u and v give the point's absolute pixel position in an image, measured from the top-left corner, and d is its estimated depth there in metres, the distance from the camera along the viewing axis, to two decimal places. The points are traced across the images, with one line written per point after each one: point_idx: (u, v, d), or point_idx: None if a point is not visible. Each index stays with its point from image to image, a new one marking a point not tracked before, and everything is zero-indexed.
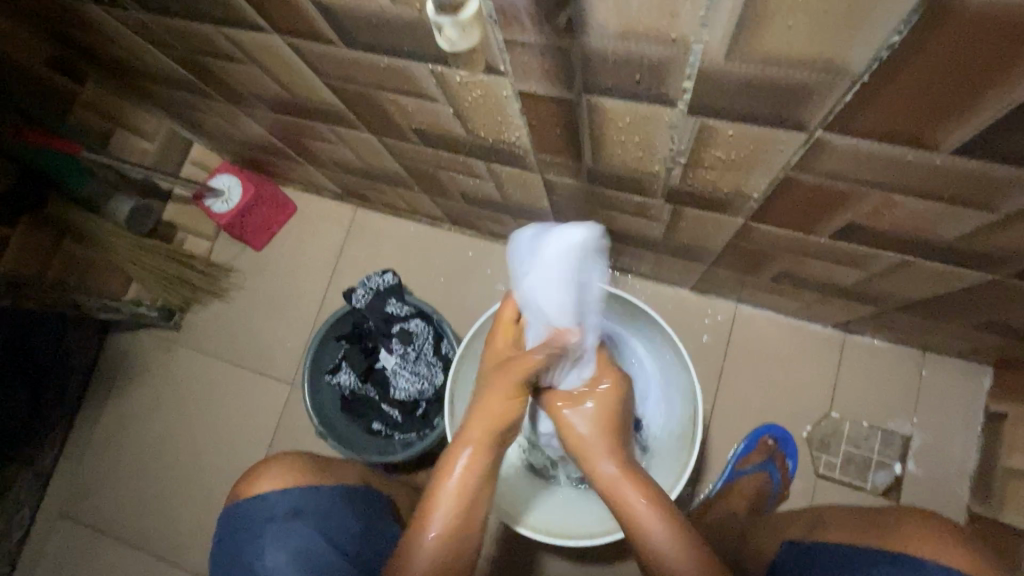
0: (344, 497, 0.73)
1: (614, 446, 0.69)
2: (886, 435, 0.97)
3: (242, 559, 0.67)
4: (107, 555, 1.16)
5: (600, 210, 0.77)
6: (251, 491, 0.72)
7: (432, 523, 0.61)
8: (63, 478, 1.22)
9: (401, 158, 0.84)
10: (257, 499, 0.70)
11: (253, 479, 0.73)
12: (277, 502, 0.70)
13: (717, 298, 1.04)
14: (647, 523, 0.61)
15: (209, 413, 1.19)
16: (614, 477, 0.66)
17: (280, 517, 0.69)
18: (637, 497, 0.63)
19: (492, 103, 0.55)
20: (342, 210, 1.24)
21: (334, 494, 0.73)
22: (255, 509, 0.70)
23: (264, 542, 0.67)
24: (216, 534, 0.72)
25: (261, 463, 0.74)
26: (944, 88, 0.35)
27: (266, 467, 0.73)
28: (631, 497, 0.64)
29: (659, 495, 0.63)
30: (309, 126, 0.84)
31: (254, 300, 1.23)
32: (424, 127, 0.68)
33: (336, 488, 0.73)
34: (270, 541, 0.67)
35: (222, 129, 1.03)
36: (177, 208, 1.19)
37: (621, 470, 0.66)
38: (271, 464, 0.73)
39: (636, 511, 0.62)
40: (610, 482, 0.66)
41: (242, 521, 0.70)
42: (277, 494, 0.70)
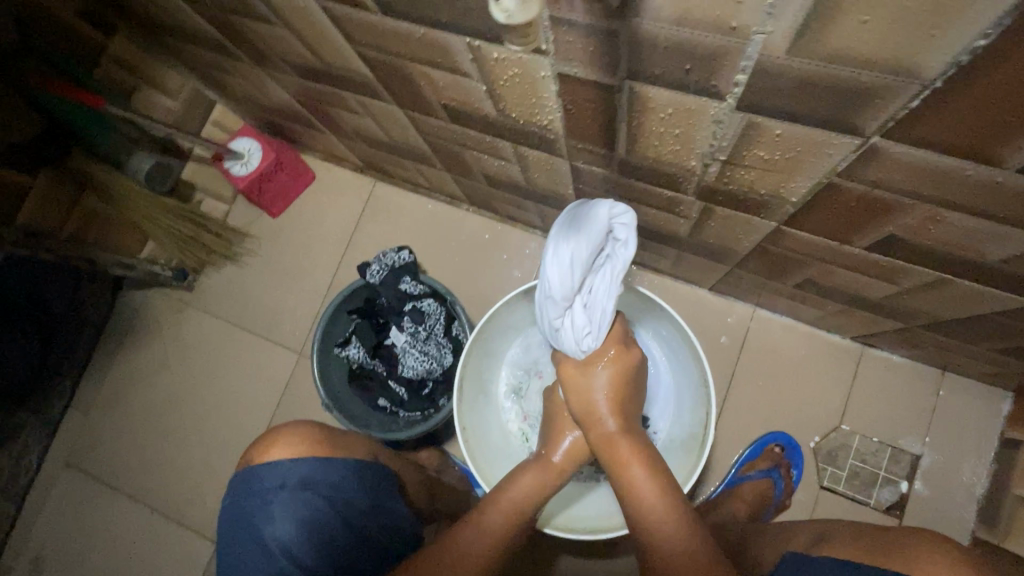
0: (355, 473, 0.72)
1: (620, 407, 0.70)
2: (896, 452, 0.96)
3: (251, 525, 0.68)
4: (110, 505, 1.18)
5: (628, 202, 0.75)
6: (261, 459, 0.71)
7: (485, 517, 0.65)
8: (71, 426, 1.24)
9: (426, 134, 0.82)
10: (271, 466, 0.70)
11: (264, 446, 0.73)
12: (289, 470, 0.70)
13: (735, 300, 1.02)
14: (639, 478, 0.64)
15: (217, 374, 1.20)
16: (614, 441, 0.68)
17: (293, 489, 0.69)
18: (630, 454, 0.66)
19: (529, 83, 0.53)
20: (361, 182, 1.22)
21: (346, 468, 0.72)
22: (266, 475, 0.70)
23: (274, 513, 0.67)
24: (226, 494, 0.72)
25: (273, 431, 0.73)
26: (1020, 103, 0.32)
27: (280, 435, 0.73)
28: (630, 463, 0.65)
29: (650, 453, 0.66)
30: (334, 94, 0.82)
31: (267, 267, 1.23)
32: (454, 103, 0.66)
33: (346, 461, 0.73)
34: (279, 511, 0.68)
35: (246, 91, 1.01)
36: (197, 168, 1.18)
37: (626, 436, 0.68)
38: (284, 433, 0.73)
39: (629, 468, 0.65)
40: (614, 439, 0.68)
41: (253, 488, 0.70)
42: (293, 465, 0.70)
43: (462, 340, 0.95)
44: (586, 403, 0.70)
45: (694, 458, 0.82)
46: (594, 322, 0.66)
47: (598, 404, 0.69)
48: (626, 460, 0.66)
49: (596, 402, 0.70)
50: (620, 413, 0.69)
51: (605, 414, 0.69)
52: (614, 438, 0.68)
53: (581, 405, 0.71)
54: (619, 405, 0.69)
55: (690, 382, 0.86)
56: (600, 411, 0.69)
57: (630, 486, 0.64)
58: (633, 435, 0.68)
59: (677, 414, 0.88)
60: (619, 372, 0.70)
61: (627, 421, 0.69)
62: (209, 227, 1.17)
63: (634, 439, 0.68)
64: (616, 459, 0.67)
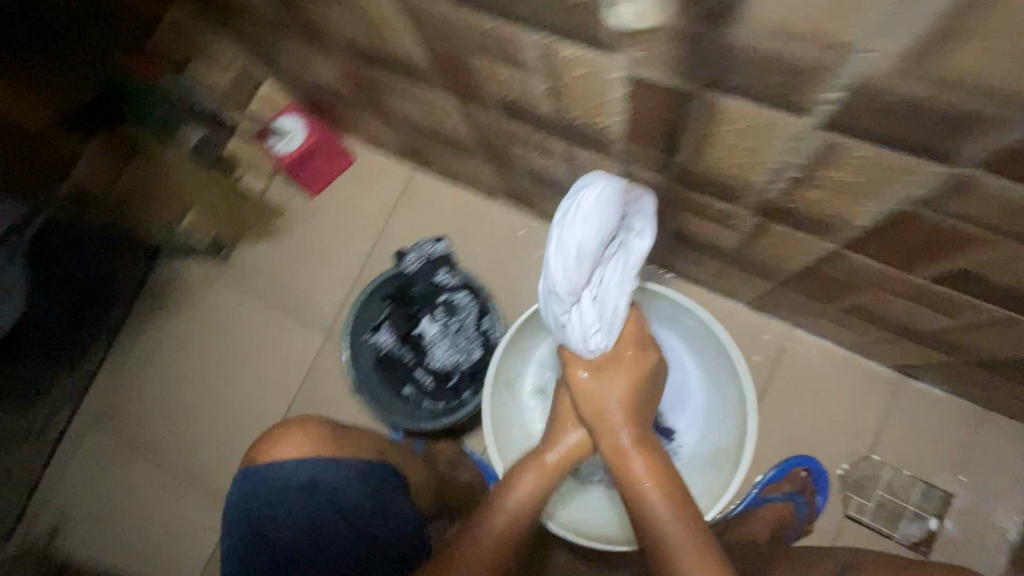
0: (359, 473, 0.73)
1: (631, 415, 0.68)
2: (927, 487, 0.93)
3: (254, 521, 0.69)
4: (133, 466, 1.21)
5: (677, 211, 0.73)
6: (266, 457, 0.72)
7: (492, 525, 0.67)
8: (101, 386, 1.27)
9: (475, 126, 0.81)
10: (276, 464, 0.71)
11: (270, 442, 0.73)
12: (296, 469, 0.71)
13: (771, 318, 1.00)
14: (649, 489, 0.63)
15: (244, 347, 1.22)
16: (625, 454, 0.66)
17: (296, 489, 0.70)
18: (640, 464, 0.65)
19: (596, 85, 0.52)
20: (399, 168, 1.22)
21: (350, 468, 0.72)
22: (271, 474, 0.71)
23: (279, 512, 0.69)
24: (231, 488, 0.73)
25: (278, 428, 0.74)
26: None
27: (287, 433, 0.73)
28: (640, 474, 0.65)
29: (662, 464, 0.66)
30: (386, 79, 0.82)
31: (301, 246, 1.23)
32: (510, 98, 0.65)
33: (351, 461, 0.73)
34: (284, 509, 0.70)
35: (296, 70, 1.02)
36: (241, 144, 1.15)
37: (637, 445, 0.67)
38: (292, 429, 0.74)
39: (639, 479, 0.65)
40: (623, 448, 0.67)
41: (259, 484, 0.71)
42: (298, 464, 0.71)
43: (493, 336, 0.94)
44: (595, 409, 0.69)
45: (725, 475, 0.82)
46: (604, 317, 0.66)
47: (608, 412, 0.68)
48: (637, 470, 0.65)
49: (610, 414, 0.68)
50: (633, 421, 0.68)
51: (615, 422, 0.68)
52: (624, 449, 0.67)
53: (593, 413, 0.69)
54: (631, 413, 0.68)
55: (726, 397, 0.84)
56: (615, 423, 0.68)
57: (641, 498, 0.63)
58: (645, 443, 0.67)
59: (707, 429, 0.87)
60: (632, 380, 0.69)
61: (640, 430, 0.68)
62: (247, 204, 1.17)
63: (645, 447, 0.67)
64: (626, 470, 0.66)
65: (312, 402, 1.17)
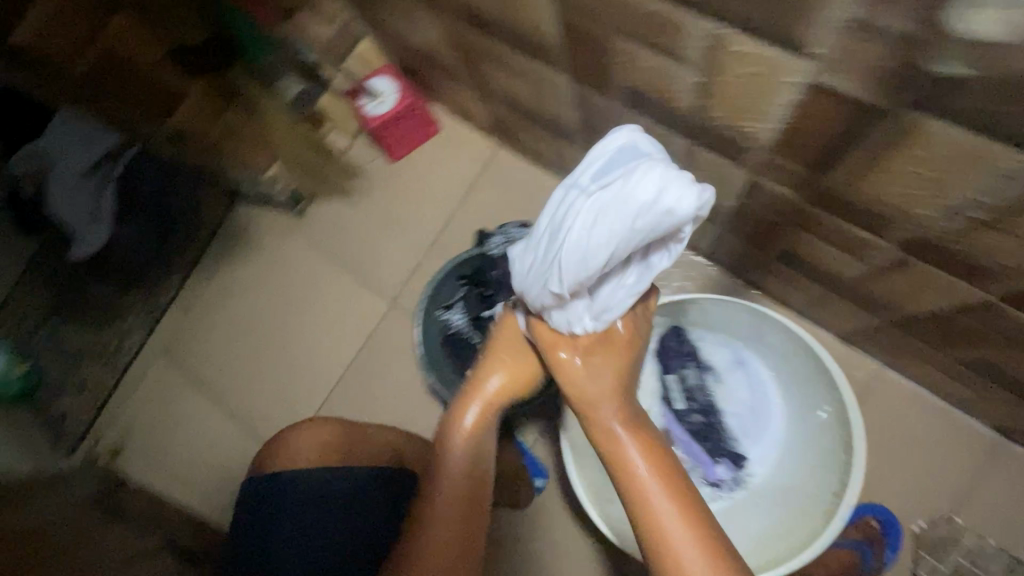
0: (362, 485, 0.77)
1: (620, 396, 0.64)
2: (1010, 560, 0.86)
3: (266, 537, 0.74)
4: (193, 400, 1.26)
5: (797, 230, 0.68)
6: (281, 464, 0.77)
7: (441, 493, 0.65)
8: (172, 319, 1.31)
9: (586, 112, 0.77)
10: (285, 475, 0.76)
11: (280, 452, 0.79)
12: (303, 480, 0.76)
13: (863, 354, 0.93)
14: (639, 473, 0.58)
15: (310, 303, 1.23)
16: (619, 439, 0.61)
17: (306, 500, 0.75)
18: (632, 448, 0.60)
19: (762, 86, 0.47)
20: (484, 143, 1.19)
21: (354, 480, 0.77)
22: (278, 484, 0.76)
23: (286, 528, 0.74)
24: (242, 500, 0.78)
25: (287, 438, 0.79)
26: None
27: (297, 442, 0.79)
28: (632, 457, 0.59)
29: (653, 446, 0.61)
30: (499, 51, 0.78)
31: (376, 210, 1.23)
32: (643, 88, 0.60)
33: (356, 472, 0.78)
34: (290, 525, 0.74)
35: (401, 32, 0.99)
36: (333, 100, 1.14)
37: (626, 427, 0.62)
38: (300, 435, 0.79)
39: (630, 464, 0.59)
40: (610, 433, 0.62)
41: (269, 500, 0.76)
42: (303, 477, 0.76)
43: None
44: (586, 391, 0.64)
45: (823, 521, 0.71)
46: (596, 308, 0.62)
47: (597, 394, 0.63)
48: (629, 456, 0.60)
49: (597, 394, 0.64)
50: (621, 403, 0.63)
51: (597, 399, 0.63)
52: (620, 437, 0.61)
53: (575, 392, 0.65)
54: (618, 396, 0.64)
55: (809, 433, 0.79)
56: (604, 406, 0.63)
57: (632, 480, 0.58)
58: (635, 427, 0.62)
59: (782, 465, 0.82)
60: (609, 355, 0.65)
61: (632, 414, 0.63)
62: (333, 161, 1.21)
63: (637, 432, 0.62)
64: (615, 453, 0.61)
65: (369, 366, 1.18)
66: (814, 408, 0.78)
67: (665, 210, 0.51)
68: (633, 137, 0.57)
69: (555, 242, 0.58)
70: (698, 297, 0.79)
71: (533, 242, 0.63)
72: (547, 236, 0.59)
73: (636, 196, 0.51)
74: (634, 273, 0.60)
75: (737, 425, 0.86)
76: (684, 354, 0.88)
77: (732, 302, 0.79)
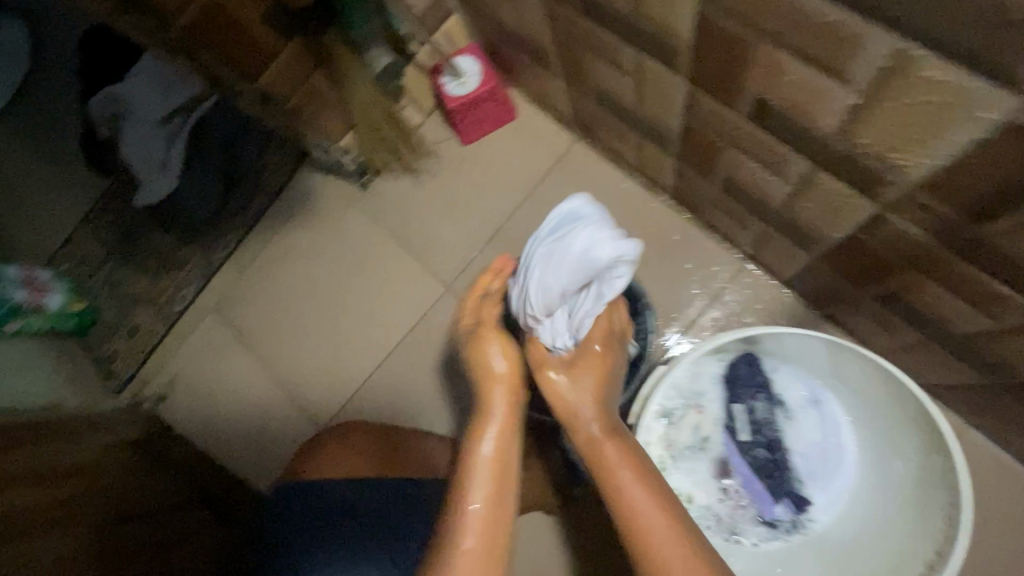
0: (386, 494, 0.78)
1: (598, 403, 0.66)
2: None
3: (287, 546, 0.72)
4: (240, 358, 1.27)
5: (914, 272, 0.63)
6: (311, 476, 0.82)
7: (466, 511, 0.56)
8: (226, 276, 1.32)
9: (694, 118, 0.72)
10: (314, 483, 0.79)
11: (317, 466, 0.84)
12: (329, 489, 0.78)
13: (945, 407, 0.88)
14: (621, 476, 0.60)
15: (364, 277, 1.22)
16: (597, 441, 0.63)
17: (329, 505, 0.76)
18: (614, 452, 0.62)
19: (943, 116, 0.42)
20: (561, 135, 1.15)
21: (379, 491, 0.78)
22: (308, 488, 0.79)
23: (314, 532, 0.73)
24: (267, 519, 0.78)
25: (324, 453, 0.85)
26: None
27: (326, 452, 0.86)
28: (614, 462, 0.61)
29: (632, 450, 0.63)
30: (608, 44, 0.74)
31: (443, 191, 1.20)
32: (778, 103, 0.55)
33: (383, 485, 0.79)
34: (321, 530, 0.73)
35: (497, 13, 0.95)
36: (417, 76, 1.13)
37: (605, 433, 0.64)
38: (329, 446, 0.87)
39: (612, 468, 0.61)
40: (593, 442, 0.64)
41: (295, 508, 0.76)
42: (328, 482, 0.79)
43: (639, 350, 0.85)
44: (563, 398, 0.67)
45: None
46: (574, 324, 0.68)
47: (575, 401, 0.66)
48: (613, 462, 0.61)
49: (579, 402, 0.66)
50: (603, 414, 0.65)
51: (580, 408, 0.66)
52: (596, 437, 0.64)
53: (558, 404, 0.67)
54: (596, 404, 0.66)
55: (888, 486, 0.75)
56: (583, 411, 0.65)
57: (608, 479, 0.60)
58: (616, 433, 0.64)
59: (852, 514, 0.78)
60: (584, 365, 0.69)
61: (612, 422, 0.65)
62: (407, 137, 1.16)
63: (618, 440, 0.63)
64: (598, 457, 0.62)
65: (418, 348, 1.17)
66: (900, 462, 0.74)
67: (604, 261, 0.61)
68: (581, 203, 0.66)
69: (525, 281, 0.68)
70: (788, 330, 0.75)
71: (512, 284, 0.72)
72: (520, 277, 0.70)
73: (573, 243, 0.62)
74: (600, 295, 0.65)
75: (804, 467, 0.82)
76: (755, 384, 0.83)
77: (824, 337, 0.74)
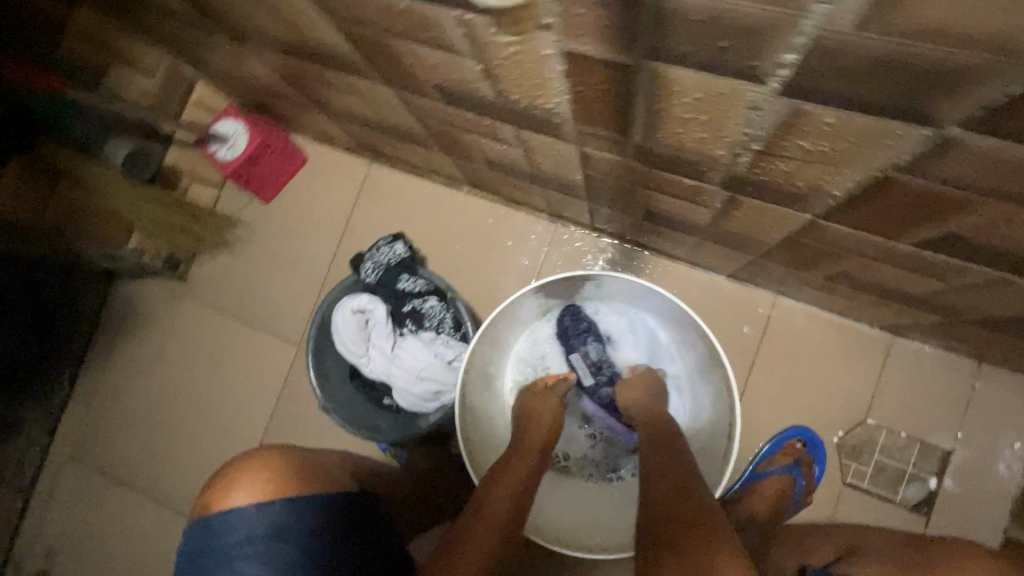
0: (332, 510, 0.67)
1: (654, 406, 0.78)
2: (926, 448, 0.91)
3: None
4: (114, 500, 1.17)
5: (642, 189, 0.68)
6: (220, 505, 0.65)
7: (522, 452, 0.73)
8: (72, 420, 1.22)
9: (421, 116, 0.75)
10: (230, 515, 0.64)
11: (225, 491, 0.66)
12: (255, 518, 0.63)
13: (758, 289, 0.96)
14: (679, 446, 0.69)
15: (215, 366, 1.17)
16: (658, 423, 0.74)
17: (259, 530, 0.63)
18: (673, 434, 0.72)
19: (532, 62, 0.45)
20: (355, 164, 1.15)
21: (321, 507, 0.66)
22: (227, 525, 0.64)
23: (238, 563, 0.62)
24: (182, 544, 0.66)
25: (233, 471, 0.68)
26: None
27: (237, 472, 0.68)
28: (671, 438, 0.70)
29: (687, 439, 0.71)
30: (318, 72, 0.75)
31: (263, 255, 1.17)
32: (447, 83, 0.58)
33: (325, 501, 0.66)
34: (246, 566, 0.61)
35: (226, 69, 0.94)
36: (182, 152, 1.12)
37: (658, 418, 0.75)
38: (241, 468, 0.68)
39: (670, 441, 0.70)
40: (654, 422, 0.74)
41: (212, 541, 0.64)
42: (252, 518, 0.63)
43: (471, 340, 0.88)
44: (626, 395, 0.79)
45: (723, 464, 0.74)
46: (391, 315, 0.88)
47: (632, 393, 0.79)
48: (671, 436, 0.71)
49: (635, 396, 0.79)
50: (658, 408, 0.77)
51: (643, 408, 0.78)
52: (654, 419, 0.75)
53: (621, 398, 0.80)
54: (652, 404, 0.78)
55: (708, 390, 0.83)
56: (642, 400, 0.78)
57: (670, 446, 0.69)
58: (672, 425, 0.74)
59: (695, 420, 0.85)
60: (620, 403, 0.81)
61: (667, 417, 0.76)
62: (196, 217, 1.11)
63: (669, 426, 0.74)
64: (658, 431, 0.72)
65: (292, 417, 1.12)
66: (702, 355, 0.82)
67: (353, 317, 0.87)
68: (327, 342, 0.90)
69: (400, 363, 0.88)
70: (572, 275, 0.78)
71: (403, 366, 0.87)
72: (394, 363, 0.88)
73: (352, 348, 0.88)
74: (359, 311, 0.87)
75: None
76: (582, 330, 0.88)
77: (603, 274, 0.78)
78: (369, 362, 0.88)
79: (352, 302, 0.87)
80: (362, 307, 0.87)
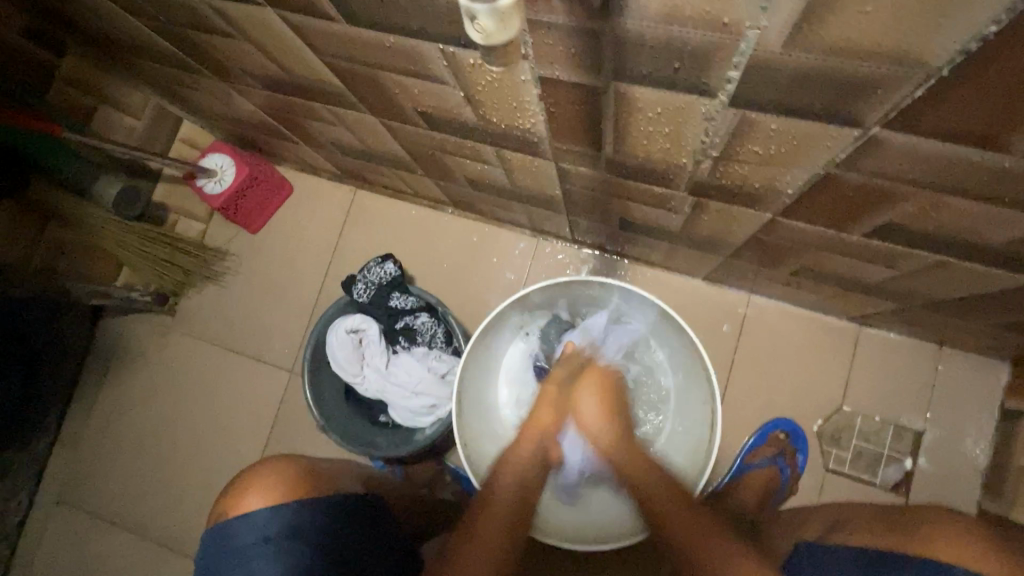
0: (340, 509, 0.69)
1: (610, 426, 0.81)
2: (899, 430, 0.96)
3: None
4: (105, 541, 1.15)
5: (616, 199, 0.73)
6: (231, 512, 0.66)
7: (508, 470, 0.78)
8: (59, 464, 1.19)
9: (405, 141, 0.79)
10: (244, 518, 0.65)
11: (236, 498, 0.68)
12: (268, 522, 0.64)
13: (732, 289, 1.02)
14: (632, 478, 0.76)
15: (206, 398, 1.17)
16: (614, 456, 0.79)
17: (273, 531, 0.64)
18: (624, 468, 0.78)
19: (509, 87, 0.50)
20: (340, 191, 1.19)
21: (329, 506, 0.68)
22: (240, 529, 0.64)
23: (252, 563, 0.62)
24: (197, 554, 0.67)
25: (242, 480, 0.69)
26: (1014, 96, 0.31)
27: (251, 480, 0.69)
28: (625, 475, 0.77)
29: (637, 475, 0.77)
30: (305, 106, 0.79)
31: (252, 285, 1.19)
32: (431, 110, 0.63)
33: (333, 501, 0.69)
34: (262, 565, 0.62)
35: (213, 107, 0.98)
36: (167, 189, 1.16)
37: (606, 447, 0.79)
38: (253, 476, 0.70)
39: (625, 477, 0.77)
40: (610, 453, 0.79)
41: (226, 545, 0.64)
42: (264, 520, 0.64)
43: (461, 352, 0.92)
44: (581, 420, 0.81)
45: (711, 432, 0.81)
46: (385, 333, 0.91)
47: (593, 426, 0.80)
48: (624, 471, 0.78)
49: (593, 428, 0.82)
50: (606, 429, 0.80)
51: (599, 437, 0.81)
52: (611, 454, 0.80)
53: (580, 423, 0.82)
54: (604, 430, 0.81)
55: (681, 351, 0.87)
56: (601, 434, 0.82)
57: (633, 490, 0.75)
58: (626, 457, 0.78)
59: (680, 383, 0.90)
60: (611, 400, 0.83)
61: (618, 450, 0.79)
62: (184, 249, 1.13)
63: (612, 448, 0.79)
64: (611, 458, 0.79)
65: (287, 444, 1.13)
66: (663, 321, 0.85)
67: (347, 337, 0.90)
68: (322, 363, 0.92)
69: (395, 378, 0.90)
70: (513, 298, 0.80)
71: (399, 382, 0.90)
72: (390, 380, 0.91)
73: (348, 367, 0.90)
74: (353, 330, 0.90)
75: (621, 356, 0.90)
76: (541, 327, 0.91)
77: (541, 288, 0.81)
78: (365, 380, 0.91)
79: (346, 323, 0.90)
80: (356, 326, 0.90)
